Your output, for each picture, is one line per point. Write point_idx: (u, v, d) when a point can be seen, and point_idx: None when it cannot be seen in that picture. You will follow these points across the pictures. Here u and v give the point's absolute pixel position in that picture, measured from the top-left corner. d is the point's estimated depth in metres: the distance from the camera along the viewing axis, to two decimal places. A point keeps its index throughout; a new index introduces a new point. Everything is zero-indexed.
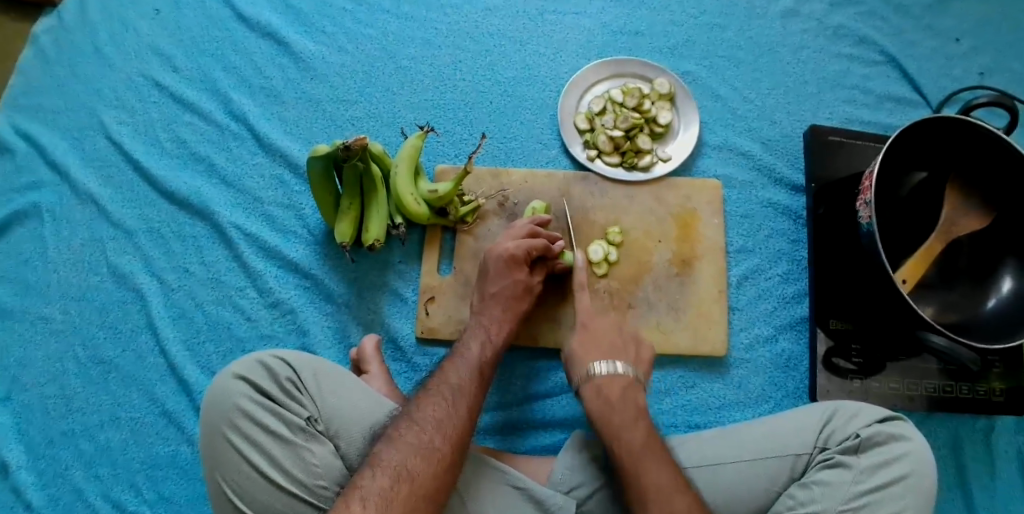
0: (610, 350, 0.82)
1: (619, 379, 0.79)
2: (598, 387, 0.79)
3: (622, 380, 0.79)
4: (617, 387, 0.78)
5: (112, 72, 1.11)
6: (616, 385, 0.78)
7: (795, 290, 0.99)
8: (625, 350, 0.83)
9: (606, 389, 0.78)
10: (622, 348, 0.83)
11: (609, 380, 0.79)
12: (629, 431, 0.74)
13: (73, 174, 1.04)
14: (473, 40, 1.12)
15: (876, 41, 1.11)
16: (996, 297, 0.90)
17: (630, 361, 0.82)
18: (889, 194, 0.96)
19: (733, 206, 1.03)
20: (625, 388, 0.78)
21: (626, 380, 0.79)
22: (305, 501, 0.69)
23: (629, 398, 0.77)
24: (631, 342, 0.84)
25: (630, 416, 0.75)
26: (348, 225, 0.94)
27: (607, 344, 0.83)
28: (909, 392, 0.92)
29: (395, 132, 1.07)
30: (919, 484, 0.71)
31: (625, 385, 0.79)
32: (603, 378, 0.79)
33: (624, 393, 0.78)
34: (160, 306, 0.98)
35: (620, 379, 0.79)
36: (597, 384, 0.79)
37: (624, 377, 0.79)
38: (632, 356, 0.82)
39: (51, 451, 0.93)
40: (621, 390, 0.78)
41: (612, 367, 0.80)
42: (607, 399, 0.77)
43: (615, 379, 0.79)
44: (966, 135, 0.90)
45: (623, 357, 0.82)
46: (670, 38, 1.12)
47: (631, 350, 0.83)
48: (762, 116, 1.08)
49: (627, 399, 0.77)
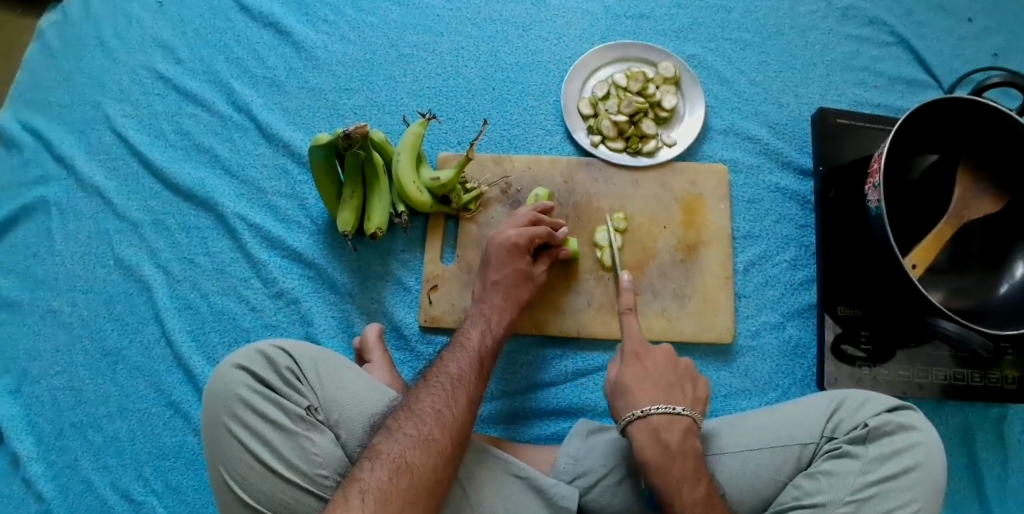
0: (668, 389, 0.77)
1: (679, 424, 0.73)
2: (655, 430, 0.72)
3: (681, 424, 0.74)
4: (675, 431, 0.73)
5: (117, 65, 1.10)
6: (675, 429, 0.73)
7: (802, 276, 0.98)
8: (682, 391, 0.78)
9: (664, 434, 0.72)
10: (677, 388, 0.77)
11: (667, 422, 0.73)
12: (690, 485, 0.70)
13: (78, 167, 1.04)
14: (475, 25, 1.10)
15: (886, 22, 1.09)
16: (1008, 282, 0.88)
17: (686, 403, 0.77)
18: (897, 179, 0.94)
19: (740, 191, 1.02)
20: (684, 433, 0.73)
21: (687, 425, 0.74)
22: (306, 490, 0.69)
23: (687, 445, 0.72)
24: (686, 380, 0.79)
25: (691, 468, 0.71)
26: (351, 213, 0.93)
27: (663, 383, 0.77)
28: (918, 379, 0.91)
29: (398, 120, 1.06)
30: (929, 474, 0.70)
31: (684, 429, 0.73)
32: (661, 419, 0.73)
33: (683, 439, 0.73)
34: (165, 297, 0.98)
35: (679, 424, 0.73)
36: (653, 426, 0.73)
37: (684, 420, 0.74)
38: (688, 396, 0.78)
39: (61, 442, 0.93)
40: (680, 438, 0.72)
41: (670, 409, 0.74)
42: (666, 446, 0.72)
43: (674, 423, 0.73)
44: (980, 118, 0.87)
45: (679, 399, 0.76)
46: (675, 21, 1.10)
47: (688, 389, 0.78)
48: (769, 100, 1.06)
49: (686, 445, 0.72)
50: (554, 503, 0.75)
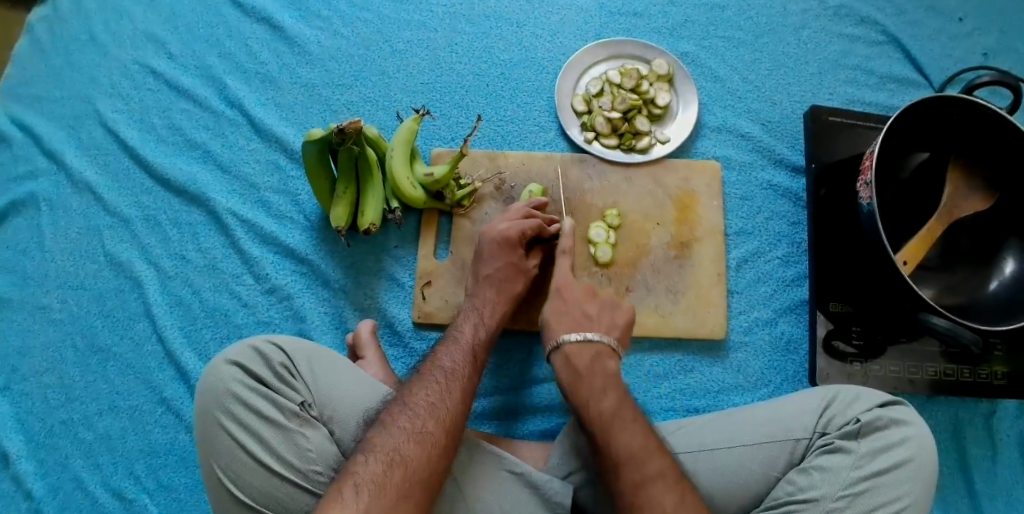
0: (583, 321, 0.80)
1: (590, 349, 0.77)
2: (567, 356, 0.76)
3: (593, 349, 0.77)
4: (586, 355, 0.76)
5: (107, 60, 1.09)
6: (585, 353, 0.76)
7: (795, 273, 0.98)
8: (597, 320, 0.81)
9: (575, 358, 0.76)
10: (593, 319, 0.81)
11: (578, 348, 0.77)
12: (598, 398, 0.72)
13: (69, 163, 1.04)
14: (469, 22, 1.10)
15: (878, 21, 1.09)
16: (999, 279, 0.89)
17: (601, 329, 0.80)
18: (889, 177, 0.95)
19: (732, 188, 1.02)
20: (594, 357, 0.76)
21: (598, 350, 0.77)
22: (300, 486, 0.69)
23: (597, 367, 0.75)
24: (606, 309, 0.82)
25: (598, 383, 0.73)
26: (344, 209, 0.93)
27: (578, 316, 0.81)
28: (910, 375, 0.92)
29: (391, 116, 1.06)
30: (920, 470, 0.71)
31: (595, 353, 0.76)
32: (573, 346, 0.77)
33: (593, 361, 0.76)
34: (157, 293, 0.98)
35: (590, 349, 0.77)
36: (566, 353, 0.77)
37: (595, 346, 0.77)
38: (604, 324, 0.80)
39: (51, 440, 0.93)
40: (590, 360, 0.76)
41: (581, 336, 0.77)
42: (576, 368, 0.75)
43: (585, 348, 0.77)
44: (971, 116, 0.88)
45: (593, 328, 0.79)
46: (669, 19, 1.10)
47: (604, 318, 0.81)
48: (762, 98, 1.07)
49: (596, 367, 0.75)
50: (550, 499, 0.74)
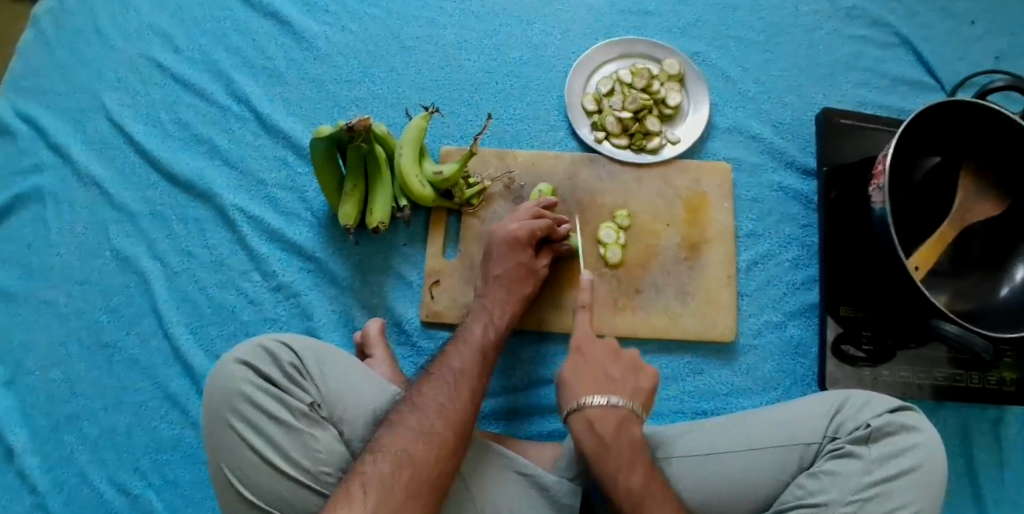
0: (606, 383, 0.76)
1: (615, 416, 0.73)
2: (590, 422, 0.72)
3: (617, 414, 0.73)
4: (611, 422, 0.72)
5: (114, 53, 1.09)
6: (609, 419, 0.72)
7: (805, 276, 0.98)
8: (621, 381, 0.76)
9: (600, 425, 0.72)
10: (616, 380, 0.76)
11: (602, 414, 0.73)
12: (627, 472, 0.69)
13: (76, 157, 1.03)
14: (479, 19, 1.09)
15: (890, 22, 1.09)
16: (1010, 285, 0.88)
17: (626, 393, 0.75)
18: (901, 180, 0.94)
19: (743, 190, 1.01)
20: (620, 423, 0.72)
21: (624, 416, 0.73)
22: (309, 487, 0.68)
23: (623, 436, 0.71)
24: (630, 372, 0.78)
25: (626, 455, 0.70)
26: (353, 207, 0.92)
27: (601, 377, 0.77)
28: (919, 380, 0.91)
29: (400, 113, 1.05)
30: (930, 476, 0.70)
31: (621, 419, 0.73)
32: (596, 411, 0.73)
33: (618, 429, 0.72)
34: (163, 289, 0.97)
35: (615, 414, 0.73)
36: (589, 417, 0.73)
37: (619, 410, 0.73)
38: (628, 387, 0.76)
39: (56, 435, 0.92)
40: (616, 428, 0.72)
41: (605, 401, 0.73)
42: (602, 437, 0.71)
43: (609, 413, 0.73)
44: (983, 121, 0.88)
45: (617, 391, 0.75)
46: (680, 18, 1.10)
47: (629, 380, 0.77)
48: (773, 99, 1.06)
49: (622, 436, 0.71)
50: (557, 500, 0.74)
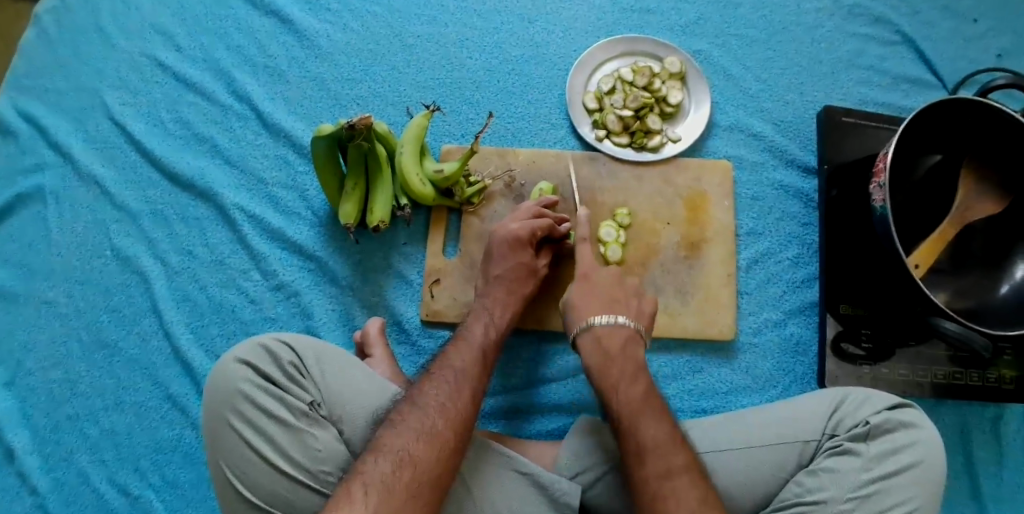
0: (611, 304, 0.84)
1: (619, 334, 0.81)
2: (597, 338, 0.81)
3: (623, 332, 0.81)
4: (616, 338, 0.81)
5: (114, 52, 1.08)
6: (614, 336, 0.81)
7: (805, 275, 0.98)
8: (626, 304, 0.85)
9: (606, 341, 0.80)
10: (621, 303, 0.85)
11: (608, 332, 0.81)
12: (628, 384, 0.75)
13: (76, 156, 1.03)
14: (480, 16, 1.09)
15: (892, 20, 1.08)
16: (1010, 283, 0.88)
17: (631, 315, 0.84)
18: (903, 178, 0.94)
19: (743, 188, 1.01)
20: (624, 340, 0.80)
21: (627, 334, 0.81)
22: (308, 486, 0.69)
23: (627, 350, 0.80)
24: (633, 296, 0.86)
25: (629, 369, 0.77)
26: (353, 205, 0.92)
27: (607, 297, 0.85)
28: (918, 378, 0.91)
29: (401, 111, 1.05)
30: (929, 473, 0.71)
31: (625, 337, 0.81)
32: (603, 328, 0.81)
33: (624, 347, 0.80)
34: (163, 288, 0.97)
35: (620, 332, 0.81)
36: (597, 335, 0.81)
37: (625, 330, 0.81)
38: (631, 309, 0.85)
39: (56, 435, 0.92)
40: (621, 344, 0.80)
41: (612, 320, 0.82)
42: (606, 352, 0.79)
43: (615, 332, 0.81)
44: (985, 119, 0.87)
45: (623, 311, 0.83)
46: (681, 16, 1.09)
47: (632, 304, 0.85)
48: (774, 97, 1.06)
49: (625, 351, 0.79)
50: (557, 499, 0.74)
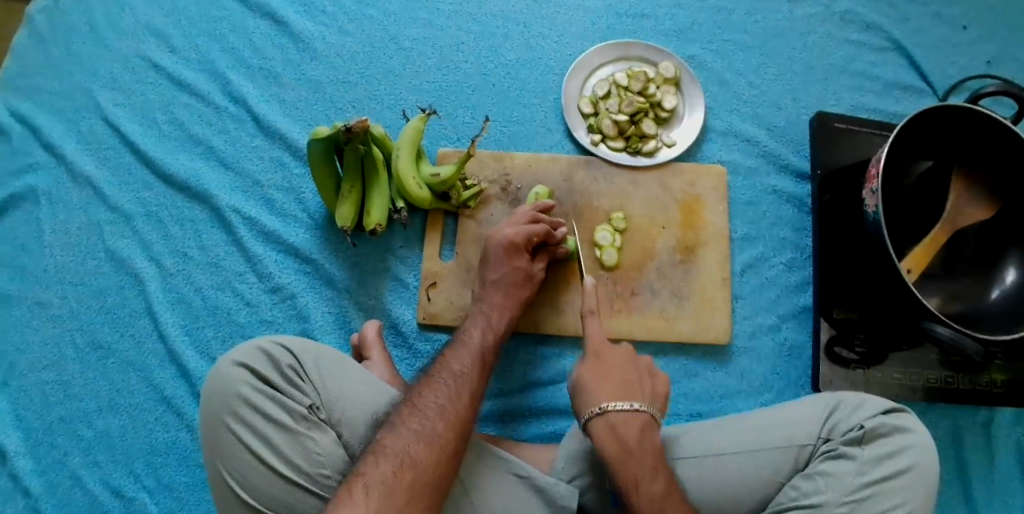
0: (626, 386, 0.76)
1: (636, 421, 0.73)
2: (612, 426, 0.72)
3: (639, 420, 0.73)
4: (633, 428, 0.72)
5: (108, 53, 1.08)
6: (632, 426, 0.72)
7: (799, 278, 0.99)
8: (640, 385, 0.76)
9: (622, 430, 0.72)
10: (637, 384, 0.76)
11: (624, 419, 0.72)
12: (648, 481, 0.69)
13: (70, 157, 1.02)
14: (476, 21, 1.09)
15: (883, 27, 1.10)
16: (1000, 287, 0.90)
17: (646, 398, 0.75)
18: (895, 183, 0.95)
19: (738, 193, 1.02)
20: (641, 430, 0.72)
21: (644, 422, 0.73)
22: (307, 490, 0.68)
23: (646, 441, 0.72)
24: (648, 377, 0.78)
25: (648, 461, 0.70)
26: (349, 209, 0.92)
27: (623, 379, 0.76)
28: (911, 382, 0.92)
29: (397, 115, 1.05)
30: (922, 477, 0.71)
31: (642, 425, 0.73)
32: (620, 417, 0.72)
33: (641, 434, 0.72)
34: (158, 290, 0.97)
35: (637, 421, 0.73)
36: (611, 421, 0.72)
37: (641, 417, 0.73)
38: (647, 393, 0.76)
39: (49, 437, 0.92)
40: (638, 435, 0.72)
41: (628, 407, 0.73)
42: (625, 444, 0.71)
43: (632, 421, 0.72)
44: (974, 125, 0.89)
45: (638, 394, 0.75)
46: (675, 22, 1.10)
47: (646, 385, 0.77)
48: (768, 102, 1.07)
49: (644, 442, 0.71)
50: (555, 503, 0.74)
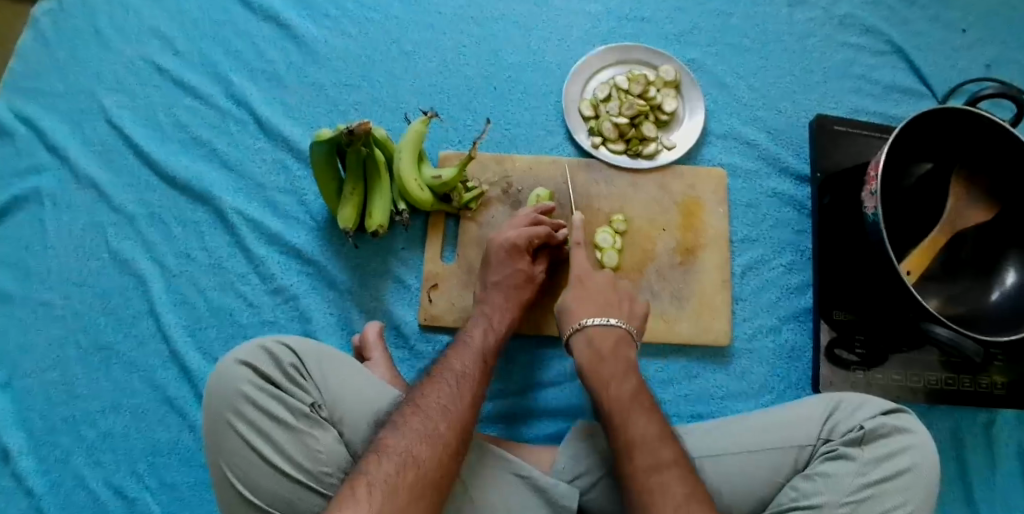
0: (604, 305, 0.83)
1: (611, 334, 0.80)
2: (590, 338, 0.80)
3: (614, 333, 0.80)
4: (608, 340, 0.79)
5: (113, 55, 1.09)
6: (607, 338, 0.79)
7: (799, 281, 0.99)
8: (619, 306, 0.84)
9: (598, 342, 0.79)
10: (617, 304, 0.84)
11: (602, 332, 0.80)
12: (618, 382, 0.75)
13: (74, 159, 1.03)
14: (477, 24, 1.10)
15: (883, 31, 1.11)
16: (1001, 289, 0.90)
17: (624, 317, 0.83)
18: (895, 186, 0.95)
19: (738, 195, 1.03)
20: (616, 342, 0.79)
21: (619, 335, 0.80)
22: (309, 488, 0.69)
23: (620, 352, 0.79)
24: (627, 299, 0.85)
25: (620, 367, 0.77)
26: (351, 210, 0.93)
27: (602, 301, 0.84)
28: (912, 384, 0.93)
29: (399, 117, 1.06)
30: (922, 477, 0.72)
31: (617, 338, 0.80)
32: (596, 329, 0.80)
33: (615, 347, 0.79)
34: (161, 291, 0.97)
35: (613, 333, 0.80)
36: (589, 335, 0.80)
37: (616, 330, 0.80)
38: (625, 312, 0.84)
39: (53, 437, 0.92)
40: (613, 345, 0.79)
41: (605, 321, 0.81)
42: (598, 351, 0.78)
43: (607, 333, 0.80)
44: (971, 127, 0.89)
45: (615, 313, 0.83)
46: (676, 25, 1.11)
47: (625, 306, 0.84)
48: (767, 106, 1.08)
49: (618, 351, 0.78)
50: (556, 503, 0.75)
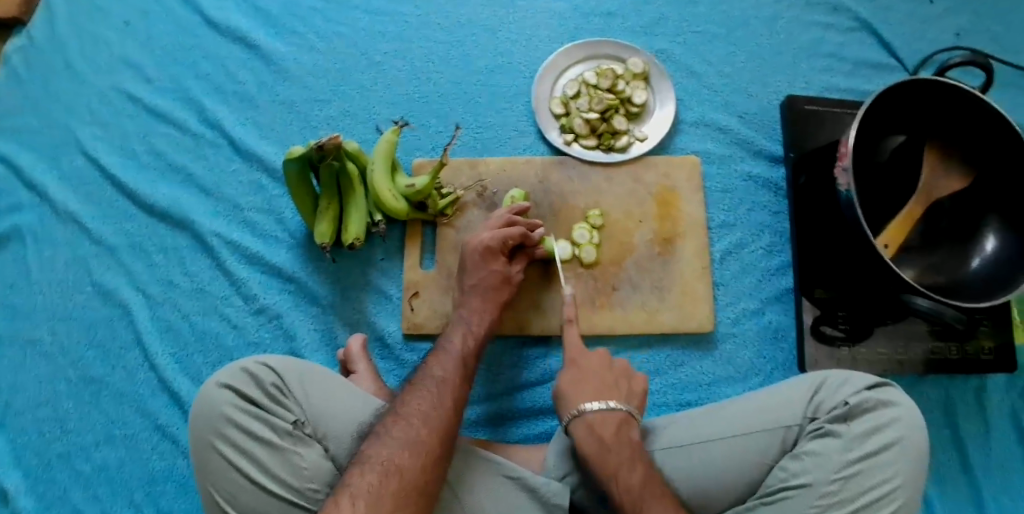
0: (601, 388, 0.78)
1: (613, 419, 0.74)
2: (589, 425, 0.74)
3: (616, 417, 0.74)
4: (610, 426, 0.74)
5: (85, 87, 1.10)
6: (608, 424, 0.74)
7: (779, 262, 0.99)
8: (618, 386, 0.79)
9: (600, 429, 0.73)
10: (614, 387, 0.78)
11: (602, 418, 0.74)
12: (627, 469, 0.70)
13: (52, 194, 1.04)
14: (444, 30, 1.11)
15: (849, 8, 1.11)
16: (980, 257, 0.90)
17: (623, 398, 0.77)
18: (867, 159, 0.93)
19: (713, 181, 1.03)
20: (618, 425, 0.74)
21: (621, 418, 0.75)
22: (297, 504, 0.69)
23: (623, 436, 0.73)
24: (623, 376, 0.80)
25: (626, 454, 0.71)
26: (328, 224, 0.93)
27: (598, 382, 0.78)
28: (899, 357, 0.92)
29: (371, 129, 1.06)
30: (908, 448, 0.72)
31: (619, 421, 0.74)
32: (596, 416, 0.74)
33: (618, 431, 0.73)
34: (146, 320, 0.98)
35: (614, 417, 0.74)
36: (589, 422, 0.74)
37: (617, 414, 0.75)
38: (623, 392, 0.78)
39: (48, 473, 0.93)
40: (615, 430, 0.73)
41: (604, 405, 0.75)
42: (602, 440, 0.72)
43: (607, 418, 0.74)
44: (943, 96, 0.89)
45: (614, 395, 0.77)
46: (642, 17, 1.11)
47: (623, 384, 0.79)
48: (738, 90, 1.08)
49: (622, 435, 0.73)
50: (547, 501, 0.75)
